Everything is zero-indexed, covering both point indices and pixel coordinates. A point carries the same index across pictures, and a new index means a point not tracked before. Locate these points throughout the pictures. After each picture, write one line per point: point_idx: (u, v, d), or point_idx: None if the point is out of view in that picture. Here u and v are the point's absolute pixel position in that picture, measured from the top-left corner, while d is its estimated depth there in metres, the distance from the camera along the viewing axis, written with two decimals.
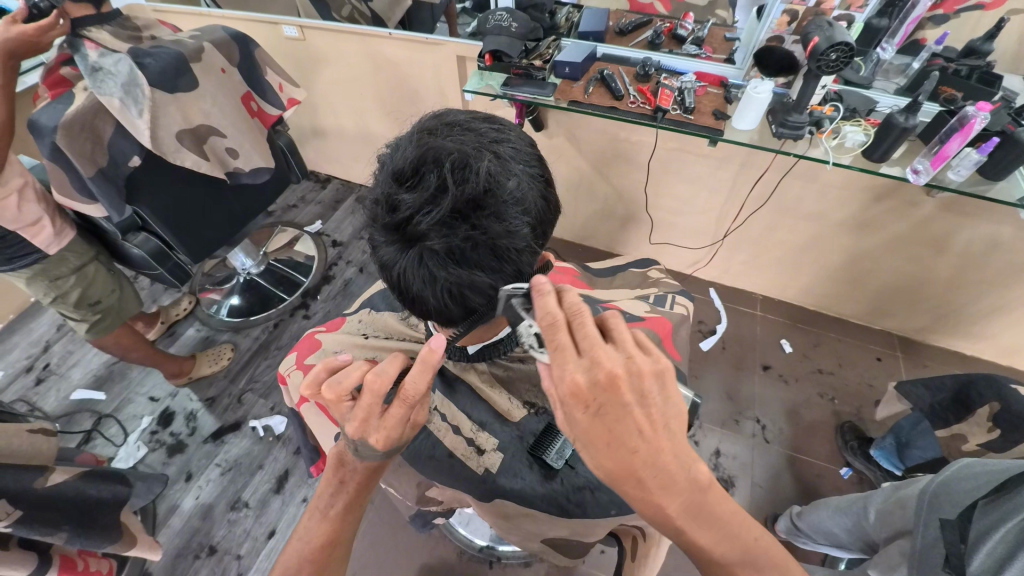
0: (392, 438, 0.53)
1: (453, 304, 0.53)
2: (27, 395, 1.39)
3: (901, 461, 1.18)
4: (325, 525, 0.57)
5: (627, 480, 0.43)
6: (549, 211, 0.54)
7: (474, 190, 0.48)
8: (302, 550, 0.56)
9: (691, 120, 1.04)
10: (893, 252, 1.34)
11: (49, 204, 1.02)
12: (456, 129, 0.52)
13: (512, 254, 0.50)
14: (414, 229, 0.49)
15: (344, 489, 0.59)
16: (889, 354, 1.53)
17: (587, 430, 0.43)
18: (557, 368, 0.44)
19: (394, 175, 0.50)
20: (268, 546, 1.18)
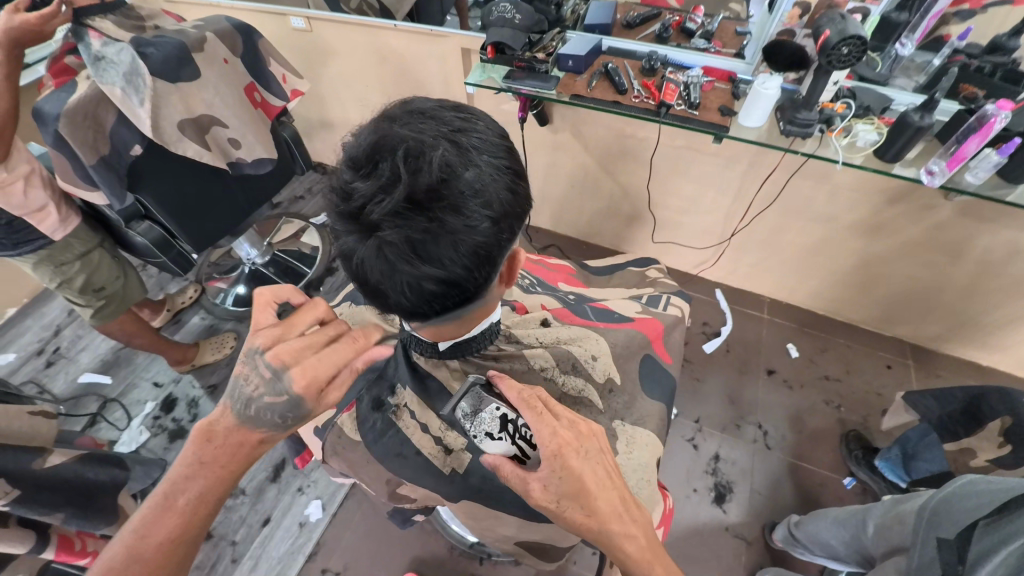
0: (318, 376, 0.58)
1: (415, 299, 0.52)
2: (37, 377, 1.43)
3: (906, 473, 1.14)
4: (175, 516, 0.52)
5: (612, 518, 0.52)
6: (518, 204, 0.51)
7: (429, 180, 0.46)
8: (132, 545, 0.50)
9: (696, 116, 1.01)
10: (907, 257, 1.30)
11: (55, 191, 1.04)
12: (417, 117, 0.51)
13: (472, 248, 0.48)
14: (367, 218, 0.47)
15: (202, 475, 0.54)
16: (899, 363, 1.48)
17: (577, 477, 0.52)
18: (546, 427, 0.55)
19: (351, 164, 0.50)
20: (263, 534, 1.20)
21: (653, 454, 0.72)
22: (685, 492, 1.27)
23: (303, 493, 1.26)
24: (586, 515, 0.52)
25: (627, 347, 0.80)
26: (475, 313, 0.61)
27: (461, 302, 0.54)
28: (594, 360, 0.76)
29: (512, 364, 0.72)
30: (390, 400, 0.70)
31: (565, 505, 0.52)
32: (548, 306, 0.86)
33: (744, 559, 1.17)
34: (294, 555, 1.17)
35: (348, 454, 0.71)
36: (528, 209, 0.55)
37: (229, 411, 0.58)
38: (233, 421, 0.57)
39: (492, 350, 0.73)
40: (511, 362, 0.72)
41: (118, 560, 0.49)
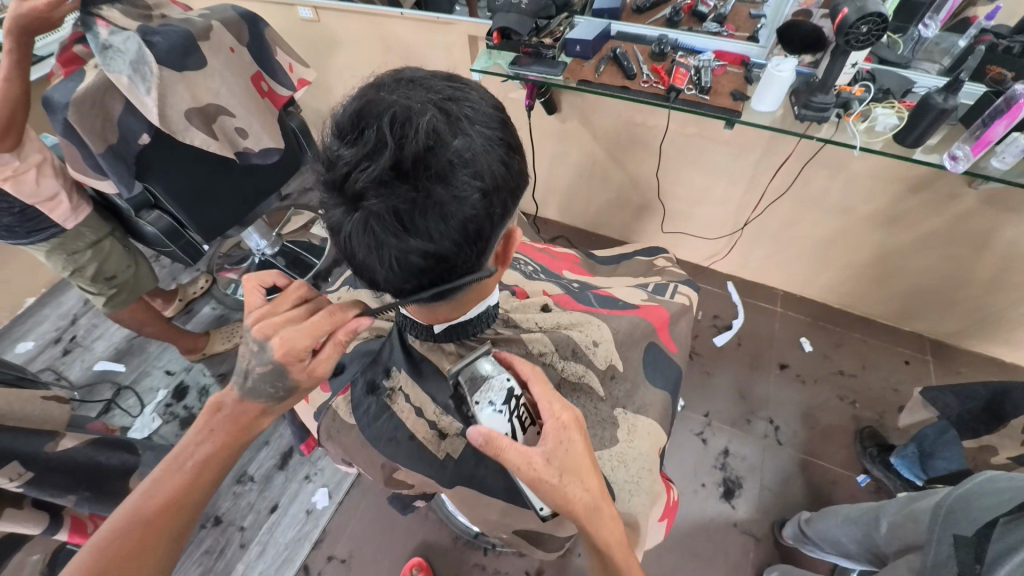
0: (296, 346, 0.56)
1: (402, 274, 0.51)
2: (54, 364, 1.46)
3: (923, 471, 1.09)
4: (180, 478, 0.53)
5: (599, 497, 0.54)
6: (510, 178, 0.50)
7: (416, 148, 0.45)
8: (136, 504, 0.51)
9: (706, 101, 0.98)
10: (928, 249, 1.25)
11: (66, 180, 1.05)
12: (407, 84, 0.49)
13: (460, 221, 0.47)
14: (352, 187, 0.46)
15: (212, 441, 0.56)
16: (918, 358, 1.43)
17: (578, 453, 0.54)
18: (552, 401, 0.56)
19: (337, 132, 0.49)
20: (270, 520, 1.21)
21: (655, 444, 0.71)
22: (693, 487, 1.25)
23: (310, 480, 1.27)
24: (580, 492, 0.53)
25: (630, 335, 0.79)
26: (469, 294, 0.60)
27: (451, 279, 0.53)
28: (595, 346, 0.75)
29: (510, 348, 0.72)
30: (385, 383, 0.69)
31: (566, 480, 0.52)
32: (549, 292, 0.84)
33: (753, 555, 1.15)
34: (301, 542, 1.18)
35: (343, 438, 0.71)
36: (522, 184, 0.53)
37: (235, 391, 0.59)
38: (238, 401, 0.58)
39: (487, 333, 0.71)
40: (509, 346, 0.72)
41: (122, 519, 0.50)
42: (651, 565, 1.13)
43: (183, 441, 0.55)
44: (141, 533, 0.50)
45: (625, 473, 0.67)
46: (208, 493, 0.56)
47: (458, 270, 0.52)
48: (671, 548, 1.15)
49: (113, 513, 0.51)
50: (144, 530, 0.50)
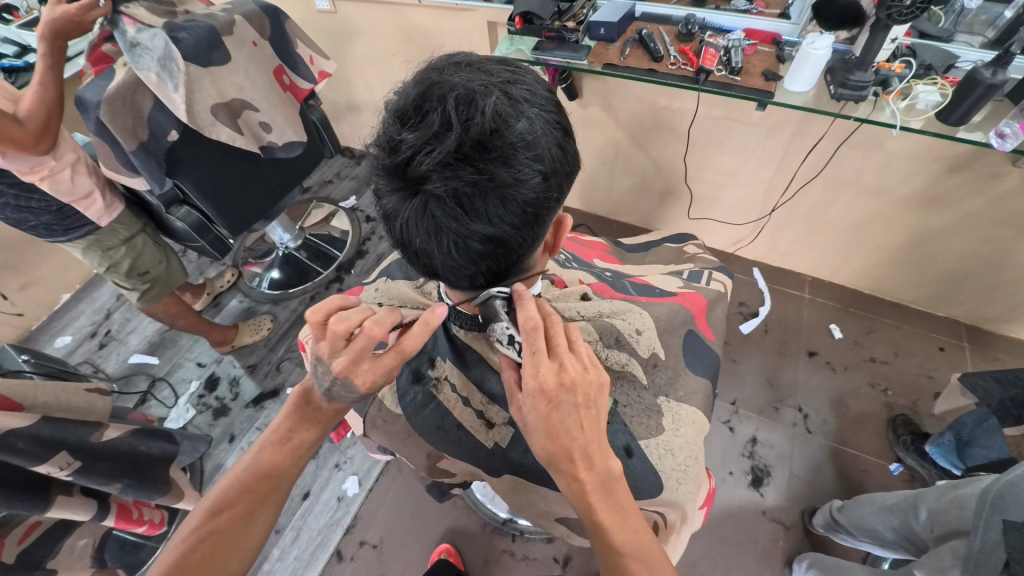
0: (376, 382, 0.58)
1: (460, 259, 0.50)
2: (92, 357, 1.51)
3: (960, 460, 1.07)
4: (275, 457, 0.58)
5: (562, 460, 0.51)
6: (566, 162, 0.49)
7: (481, 129, 0.44)
8: (242, 474, 0.57)
9: (737, 82, 0.95)
10: (966, 231, 1.20)
11: (99, 178, 1.08)
12: (465, 68, 0.49)
13: (521, 204, 0.47)
14: (415, 171, 0.46)
15: (303, 426, 0.60)
16: (953, 344, 1.39)
17: (544, 418, 0.51)
18: (530, 364, 0.52)
19: (397, 116, 0.48)
20: (304, 507, 1.25)
21: (699, 432, 0.70)
22: (720, 475, 1.24)
23: (340, 468, 1.30)
24: (542, 451, 0.52)
25: (670, 322, 0.78)
26: (514, 279, 0.61)
27: (505, 264, 0.52)
28: (638, 334, 0.74)
29: None
30: (430, 373, 0.71)
31: (530, 433, 0.53)
32: (585, 281, 0.84)
33: (783, 543, 1.14)
34: (333, 528, 1.21)
35: (389, 428, 0.71)
36: (574, 169, 0.53)
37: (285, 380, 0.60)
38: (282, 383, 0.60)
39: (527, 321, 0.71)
40: None
41: (231, 485, 0.56)
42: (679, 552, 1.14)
43: (282, 421, 0.60)
44: (243, 502, 0.55)
45: (672, 462, 0.66)
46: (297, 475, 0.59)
47: (513, 253, 0.51)
48: (699, 534, 1.15)
49: (226, 479, 0.56)
50: (245, 499, 0.55)
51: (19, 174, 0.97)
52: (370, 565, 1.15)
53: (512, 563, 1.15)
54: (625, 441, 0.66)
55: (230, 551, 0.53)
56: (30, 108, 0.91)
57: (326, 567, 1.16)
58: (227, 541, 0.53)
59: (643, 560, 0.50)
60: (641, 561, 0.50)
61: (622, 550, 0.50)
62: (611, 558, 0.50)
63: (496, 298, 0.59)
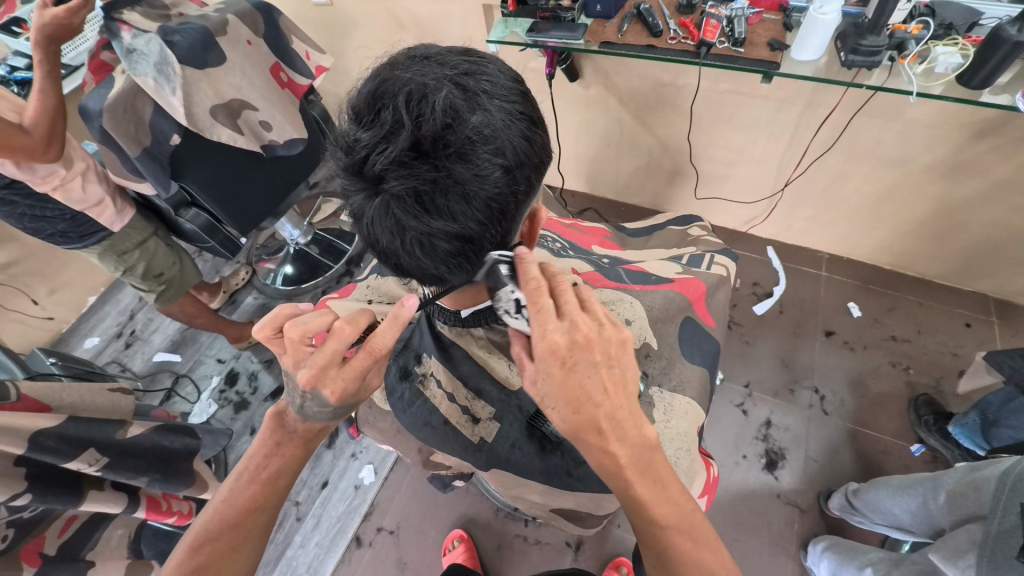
0: (348, 389, 0.57)
1: (427, 257, 0.50)
2: (119, 357, 1.57)
3: (985, 441, 1.03)
4: (254, 488, 0.59)
5: (589, 432, 0.49)
6: (533, 154, 0.48)
7: (435, 124, 0.44)
8: (223, 509, 0.58)
9: (741, 54, 0.92)
10: (992, 201, 1.14)
11: (109, 185, 1.11)
12: (421, 61, 0.48)
13: (484, 200, 0.46)
14: (371, 171, 0.46)
15: (279, 454, 0.61)
16: (980, 320, 1.33)
17: (562, 385, 0.49)
18: (537, 328, 0.49)
19: (353, 115, 0.47)
20: (323, 495, 1.29)
21: (693, 422, 0.69)
22: (733, 459, 1.22)
23: (356, 458, 1.33)
24: (565, 422, 0.50)
25: (665, 310, 0.76)
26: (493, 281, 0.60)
27: (478, 262, 0.52)
28: (628, 324, 0.73)
29: None
30: (417, 369, 0.71)
31: (551, 404, 0.50)
32: (578, 270, 0.82)
33: (798, 526, 1.13)
34: (351, 514, 1.25)
35: (381, 424, 0.74)
36: (546, 161, 0.52)
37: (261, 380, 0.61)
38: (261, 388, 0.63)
39: None
40: None
41: (212, 520, 0.57)
42: None
43: (257, 448, 0.61)
44: (229, 532, 0.57)
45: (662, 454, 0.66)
46: (281, 499, 0.61)
47: (484, 248, 0.50)
48: (710, 519, 1.15)
49: (206, 513, 0.58)
50: (229, 532, 0.57)
51: (34, 185, 1.01)
52: (388, 551, 1.19)
53: (524, 547, 1.17)
54: None
55: None
56: (34, 117, 0.93)
57: (346, 552, 1.20)
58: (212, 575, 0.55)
59: (683, 530, 0.50)
60: (685, 534, 0.50)
61: (662, 524, 0.50)
62: (652, 534, 0.50)
63: (499, 264, 0.51)
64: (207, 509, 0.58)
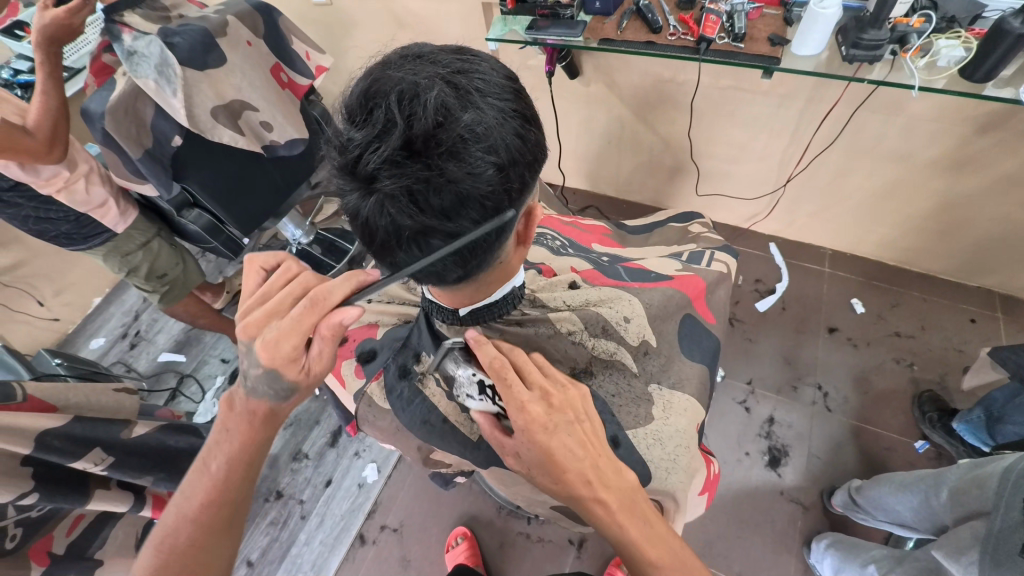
0: (280, 348, 0.54)
1: (421, 255, 0.50)
2: (124, 357, 1.59)
3: (990, 437, 1.02)
4: (208, 480, 0.55)
5: (580, 486, 0.50)
6: (526, 151, 0.48)
7: (427, 124, 0.44)
8: (182, 506, 0.55)
9: (741, 50, 0.91)
10: (997, 196, 1.13)
11: (112, 187, 1.11)
12: (413, 60, 0.48)
13: (477, 198, 0.46)
14: (365, 170, 0.46)
15: (228, 442, 0.57)
16: (985, 315, 1.32)
17: (546, 452, 0.50)
18: (511, 401, 0.52)
19: (347, 115, 0.48)
20: (326, 494, 1.29)
21: (692, 419, 0.69)
22: (736, 456, 1.22)
23: (359, 456, 1.34)
24: (553, 483, 0.51)
25: (664, 308, 0.76)
26: (491, 276, 0.60)
27: (474, 260, 0.53)
28: (627, 322, 0.72)
29: (538, 329, 0.70)
30: (415, 368, 0.71)
31: (537, 472, 0.52)
32: (577, 269, 0.82)
33: (801, 524, 1.12)
34: (355, 513, 1.26)
35: (380, 422, 0.74)
36: (540, 158, 0.52)
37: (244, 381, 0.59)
38: (246, 398, 0.58)
39: (516, 313, 0.71)
40: (536, 326, 0.70)
41: (174, 518, 0.54)
42: (693, 532, 1.14)
43: (210, 440, 0.57)
44: (193, 530, 0.54)
45: (660, 451, 0.66)
46: (244, 491, 0.57)
47: (479, 246, 0.51)
48: (713, 516, 1.15)
49: (167, 513, 0.55)
50: (191, 531, 0.54)
51: (38, 187, 1.02)
52: (392, 549, 1.20)
53: (527, 545, 1.17)
54: (613, 432, 0.66)
55: None
56: (37, 118, 0.94)
57: (350, 550, 1.21)
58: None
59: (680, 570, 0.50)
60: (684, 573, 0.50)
61: (660, 565, 0.50)
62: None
63: (453, 348, 0.65)
64: (168, 509, 0.55)
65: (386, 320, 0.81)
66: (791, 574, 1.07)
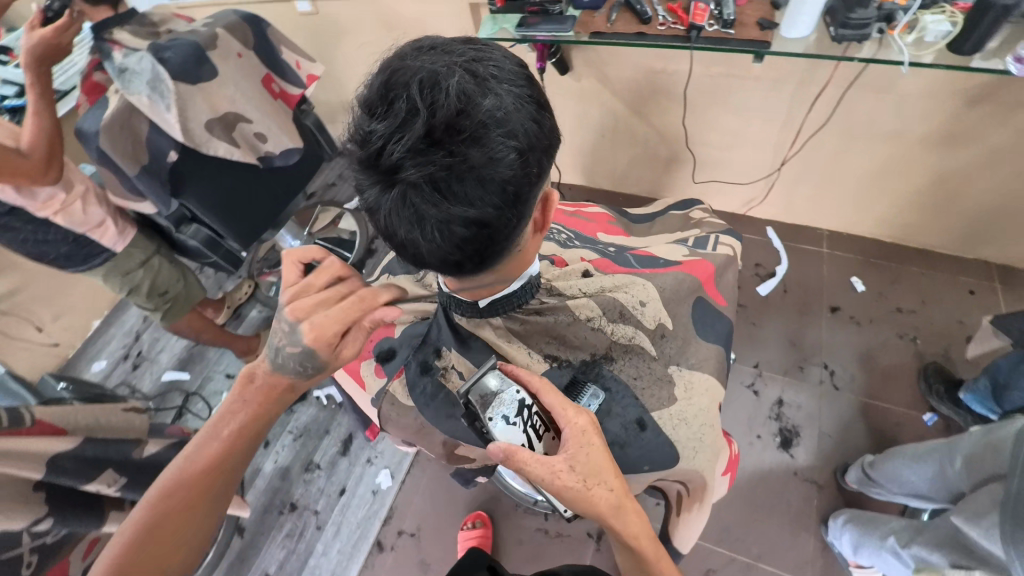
0: (327, 330, 0.58)
1: (445, 246, 0.50)
2: (128, 378, 1.57)
3: (997, 405, 1.04)
4: (216, 445, 0.58)
5: (627, 492, 0.57)
6: (543, 136, 0.48)
7: (449, 111, 0.44)
8: (182, 466, 0.57)
9: (732, 36, 0.92)
10: (990, 168, 1.15)
11: (109, 206, 1.11)
12: (428, 51, 0.48)
13: (500, 183, 0.46)
14: (388, 161, 0.46)
15: (242, 413, 0.60)
16: (983, 286, 1.34)
17: (604, 458, 0.56)
18: (568, 411, 0.57)
19: (366, 108, 0.48)
20: (341, 503, 1.29)
21: (713, 398, 0.71)
22: (748, 440, 1.23)
23: (372, 463, 1.33)
24: (606, 491, 0.55)
25: (677, 292, 0.77)
26: (507, 266, 0.60)
27: (495, 249, 0.53)
28: (643, 306, 0.73)
29: (557, 316, 0.70)
30: (437, 363, 0.71)
31: (591, 483, 0.54)
32: (587, 258, 0.82)
33: (817, 503, 1.13)
34: (371, 520, 1.25)
35: (404, 420, 0.74)
36: (555, 144, 0.52)
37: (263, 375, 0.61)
38: (269, 371, 0.62)
39: (534, 302, 0.71)
40: (555, 314, 0.70)
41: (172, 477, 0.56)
42: (711, 518, 1.14)
43: (224, 406, 0.60)
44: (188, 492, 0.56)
45: (686, 431, 0.68)
46: (243, 461, 0.60)
47: (500, 234, 0.51)
48: (729, 500, 1.15)
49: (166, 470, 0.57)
50: (187, 491, 0.56)
51: (35, 210, 1.02)
52: (411, 553, 1.20)
53: (546, 542, 1.17)
54: (638, 415, 0.66)
55: (175, 539, 0.54)
56: (31, 140, 0.93)
57: (369, 558, 1.20)
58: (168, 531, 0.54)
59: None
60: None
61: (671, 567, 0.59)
62: None
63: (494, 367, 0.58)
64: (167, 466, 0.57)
65: (400, 318, 0.78)
66: (810, 552, 1.08)
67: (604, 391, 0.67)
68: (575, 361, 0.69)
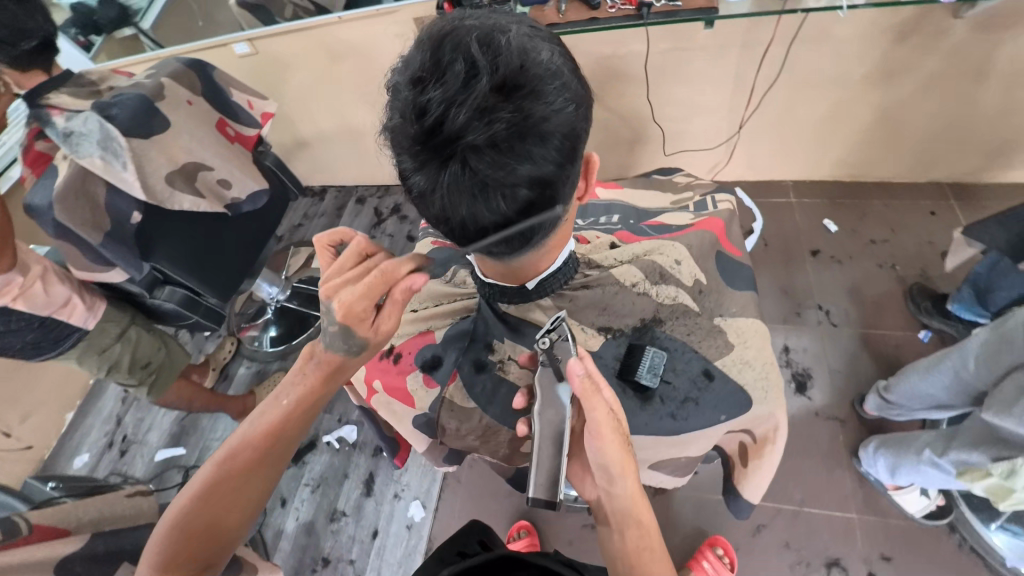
0: (355, 308, 0.58)
1: (510, 207, 0.52)
2: (116, 467, 1.45)
3: (985, 309, 1.10)
4: (278, 412, 0.61)
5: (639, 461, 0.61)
6: (583, 91, 0.53)
7: (508, 69, 0.47)
8: (248, 431, 0.60)
9: (680, 7, 0.95)
10: (927, 95, 1.23)
11: (73, 282, 1.03)
12: (467, 21, 0.51)
13: (559, 136, 0.49)
14: (452, 127, 0.47)
15: (302, 382, 0.63)
16: (942, 206, 1.43)
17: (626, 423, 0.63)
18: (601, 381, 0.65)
19: (416, 80, 0.49)
20: (376, 546, 1.22)
21: (766, 337, 0.73)
22: None
23: (400, 497, 1.27)
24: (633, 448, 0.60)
25: (701, 249, 0.80)
26: (551, 236, 0.62)
27: (549, 210, 0.55)
28: (678, 264, 0.76)
29: (604, 287, 0.74)
30: (492, 358, 0.74)
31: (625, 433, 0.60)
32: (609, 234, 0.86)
33: (844, 437, 1.16)
34: (412, 556, 1.20)
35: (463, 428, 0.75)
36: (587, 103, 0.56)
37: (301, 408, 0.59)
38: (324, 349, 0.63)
39: (577, 278, 0.75)
40: (602, 285, 0.74)
41: (237, 441, 0.60)
42: None
43: (288, 375, 0.63)
44: (250, 457, 0.59)
45: (752, 374, 0.70)
46: (300, 432, 0.63)
47: (557, 189, 0.54)
48: None
49: (234, 434, 0.60)
50: (251, 454, 0.59)
51: None
52: None
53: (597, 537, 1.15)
54: (703, 367, 0.70)
55: (236, 501, 0.57)
56: None
57: None
58: (231, 494, 0.57)
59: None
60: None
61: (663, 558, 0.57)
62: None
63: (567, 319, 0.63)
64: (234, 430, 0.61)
65: (439, 322, 0.81)
66: (849, 486, 1.11)
67: (663, 351, 0.71)
68: (628, 328, 0.72)
